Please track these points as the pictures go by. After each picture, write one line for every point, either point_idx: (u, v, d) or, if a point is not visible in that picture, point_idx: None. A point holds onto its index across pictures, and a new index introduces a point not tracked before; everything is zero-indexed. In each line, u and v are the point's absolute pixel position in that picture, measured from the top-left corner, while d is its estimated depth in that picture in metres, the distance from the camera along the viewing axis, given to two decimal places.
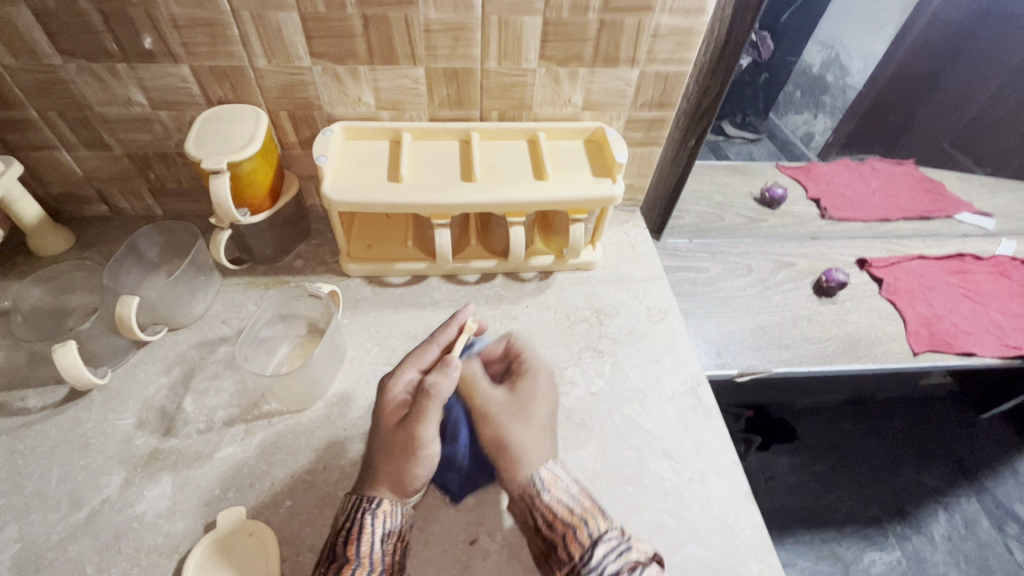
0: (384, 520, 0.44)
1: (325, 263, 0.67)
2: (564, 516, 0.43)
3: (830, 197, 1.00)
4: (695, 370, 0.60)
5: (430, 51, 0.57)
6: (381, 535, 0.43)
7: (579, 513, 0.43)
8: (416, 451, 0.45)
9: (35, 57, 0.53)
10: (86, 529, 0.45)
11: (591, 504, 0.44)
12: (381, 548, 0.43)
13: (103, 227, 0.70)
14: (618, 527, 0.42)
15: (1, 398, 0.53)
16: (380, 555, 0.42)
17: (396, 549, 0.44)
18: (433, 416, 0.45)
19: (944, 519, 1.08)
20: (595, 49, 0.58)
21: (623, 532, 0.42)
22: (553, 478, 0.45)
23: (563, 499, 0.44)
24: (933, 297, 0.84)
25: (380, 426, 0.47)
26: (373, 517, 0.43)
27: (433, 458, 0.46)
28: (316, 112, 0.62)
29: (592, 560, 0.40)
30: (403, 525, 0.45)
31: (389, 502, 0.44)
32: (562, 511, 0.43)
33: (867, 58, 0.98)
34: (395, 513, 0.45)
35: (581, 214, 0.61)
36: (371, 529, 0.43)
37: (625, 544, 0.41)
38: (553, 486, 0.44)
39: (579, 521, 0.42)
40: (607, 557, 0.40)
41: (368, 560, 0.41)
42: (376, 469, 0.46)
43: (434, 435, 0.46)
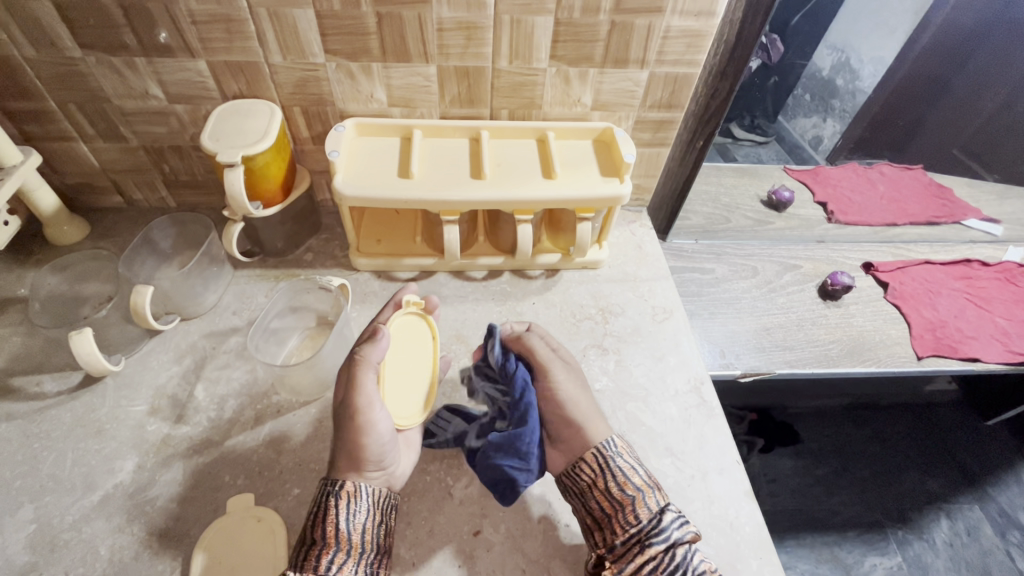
0: (348, 502, 0.44)
1: (334, 257, 0.68)
2: (638, 482, 0.47)
3: (837, 201, 1.00)
4: (699, 369, 0.61)
5: (442, 50, 0.58)
6: (348, 516, 0.43)
7: (649, 484, 0.47)
8: (358, 418, 0.45)
9: (56, 50, 0.55)
10: (99, 511, 0.47)
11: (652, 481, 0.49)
12: (348, 528, 0.43)
13: (118, 218, 0.71)
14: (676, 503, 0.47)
15: (18, 383, 0.54)
16: (349, 535, 0.43)
17: (369, 529, 0.44)
18: (364, 380, 0.46)
19: (947, 525, 1.08)
20: (606, 50, 0.59)
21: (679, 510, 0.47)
22: (624, 447, 0.50)
23: (634, 469, 0.48)
24: (939, 302, 0.84)
25: (336, 411, 0.48)
26: (337, 498, 0.44)
27: (382, 428, 0.45)
28: (329, 108, 0.63)
29: (663, 524, 0.44)
30: (375, 504, 0.45)
31: (351, 483, 0.45)
32: (637, 479, 0.47)
33: (878, 62, 0.99)
34: (359, 493, 0.45)
35: (589, 213, 0.62)
36: (337, 511, 0.43)
37: (685, 516, 0.46)
38: (626, 453, 0.49)
39: (650, 490, 0.47)
40: (673, 525, 0.45)
41: (335, 540, 0.42)
42: (339, 455, 0.46)
43: (371, 400, 0.45)
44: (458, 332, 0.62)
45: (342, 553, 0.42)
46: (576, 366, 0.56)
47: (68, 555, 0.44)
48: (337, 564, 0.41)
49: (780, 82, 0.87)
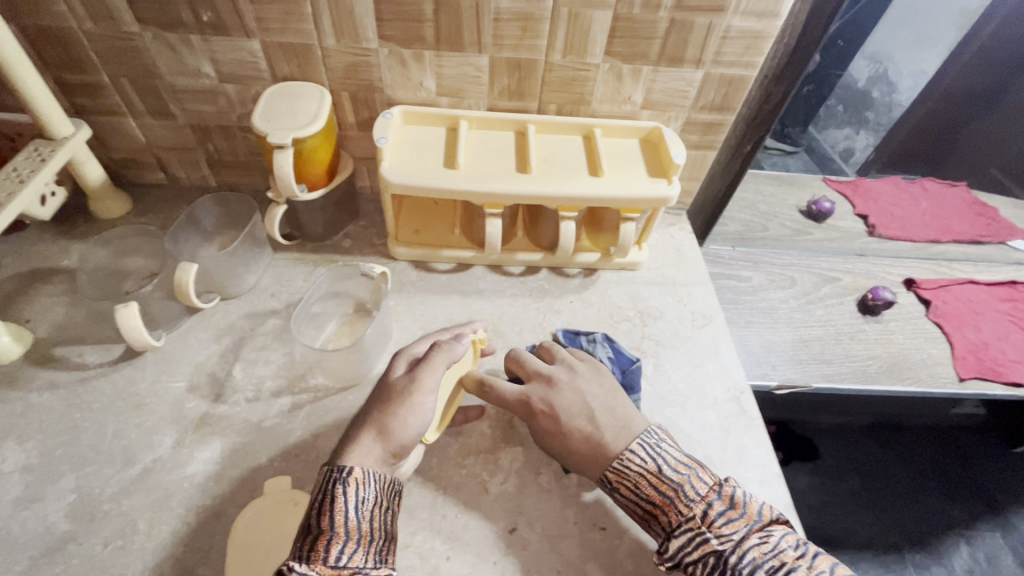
0: (356, 489, 0.41)
1: (373, 245, 0.68)
2: (645, 506, 0.44)
3: (878, 214, 0.98)
4: (738, 378, 0.60)
5: (496, 41, 0.57)
6: (357, 504, 0.41)
7: (658, 503, 0.43)
8: (414, 395, 0.45)
9: (115, 24, 0.55)
10: (138, 484, 0.47)
11: (670, 490, 0.43)
12: (356, 517, 0.40)
13: (160, 194, 0.72)
14: (696, 515, 0.42)
15: (62, 352, 0.55)
16: (357, 525, 0.40)
17: (377, 516, 0.42)
18: (438, 363, 0.47)
19: (967, 552, 1.06)
20: (661, 48, 0.58)
21: (703, 521, 0.41)
22: (622, 472, 0.45)
23: (639, 492, 0.44)
24: (982, 323, 0.81)
25: (382, 384, 0.47)
26: (344, 487, 0.41)
27: (424, 417, 0.45)
28: (378, 95, 0.62)
29: (670, 550, 0.42)
30: (382, 491, 0.43)
31: (362, 470, 0.42)
32: (646, 499, 0.44)
33: (918, 76, 0.94)
34: (369, 481, 0.42)
35: (633, 213, 0.61)
36: (344, 500, 0.41)
37: (703, 533, 0.41)
38: (623, 481, 0.45)
39: (660, 510, 0.43)
40: (684, 549, 0.41)
41: (343, 530, 0.39)
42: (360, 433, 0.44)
43: (433, 385, 0.46)
44: (495, 326, 0.62)
45: (352, 543, 0.39)
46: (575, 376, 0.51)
47: (108, 526, 0.44)
48: (347, 555, 0.39)
49: (813, 91, 0.82)
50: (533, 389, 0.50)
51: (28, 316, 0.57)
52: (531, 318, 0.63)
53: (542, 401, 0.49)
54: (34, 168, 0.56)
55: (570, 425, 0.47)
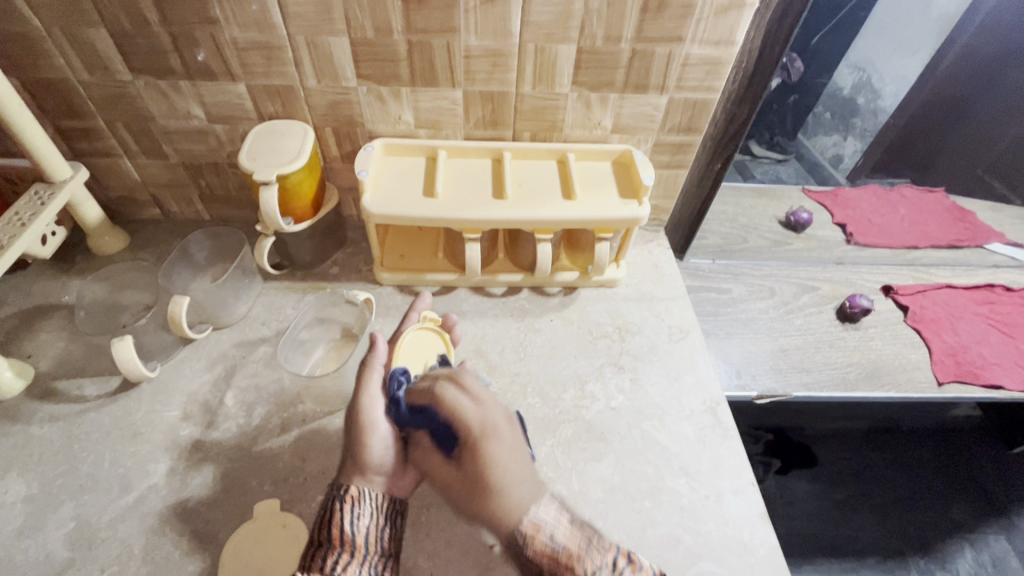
0: (353, 505, 0.46)
1: (359, 272, 0.70)
2: (555, 559, 0.41)
3: (857, 222, 1.00)
4: (715, 389, 0.62)
5: (468, 75, 0.60)
6: (355, 519, 0.46)
7: (571, 555, 0.41)
8: (365, 434, 0.48)
9: (108, 74, 0.58)
10: (133, 511, 0.49)
11: (582, 542, 0.42)
12: (354, 531, 0.45)
13: (155, 229, 0.75)
14: (610, 562, 0.41)
15: (61, 385, 0.57)
16: (354, 537, 0.45)
17: (372, 531, 0.46)
18: (370, 379, 0.50)
19: (970, 556, 1.06)
20: (626, 75, 0.61)
21: (617, 568, 0.41)
22: (539, 524, 0.42)
23: (551, 543, 0.41)
24: (961, 327, 0.83)
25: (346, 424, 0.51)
26: (342, 503, 0.46)
27: (382, 433, 0.48)
28: (359, 129, 0.65)
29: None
30: (378, 508, 0.48)
31: (355, 488, 0.47)
32: (552, 558, 0.41)
33: (901, 83, 1.00)
34: (363, 496, 0.47)
35: (607, 233, 0.63)
36: (342, 515, 0.45)
37: None
38: (538, 534, 0.42)
39: (572, 563, 0.40)
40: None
41: (340, 542, 0.44)
42: (350, 459, 0.48)
43: (375, 400, 0.49)
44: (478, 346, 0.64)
45: (348, 554, 0.44)
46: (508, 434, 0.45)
47: (104, 553, 0.46)
48: (341, 565, 0.43)
49: (801, 99, 0.89)
50: (474, 416, 0.45)
51: (30, 352, 0.60)
52: (512, 337, 0.65)
53: (486, 434, 0.44)
54: (34, 211, 0.59)
55: (501, 471, 0.43)
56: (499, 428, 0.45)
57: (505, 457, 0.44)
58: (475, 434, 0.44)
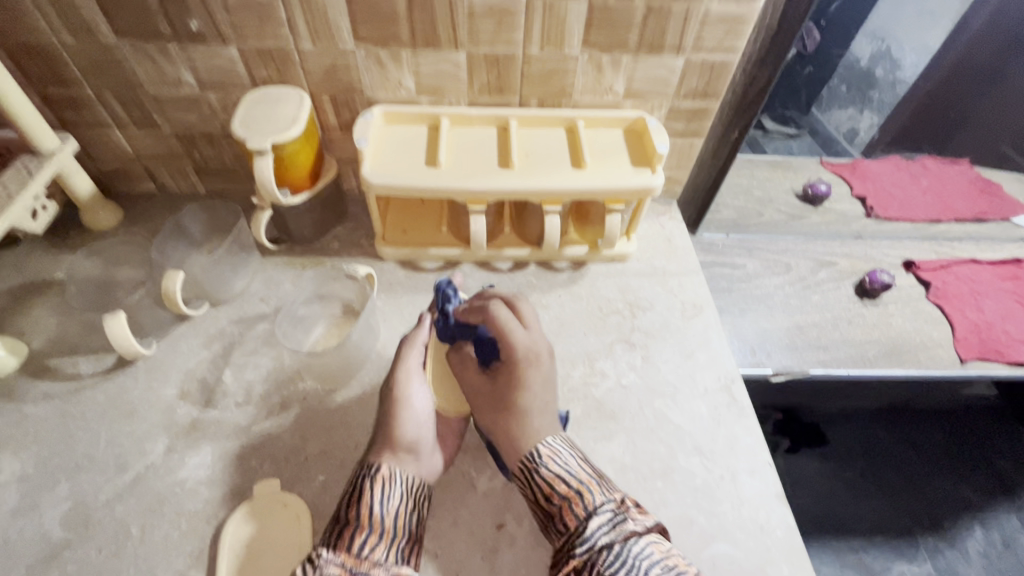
0: (382, 486, 0.45)
1: (360, 246, 0.68)
2: (563, 491, 0.44)
3: (876, 195, 0.96)
4: (730, 367, 0.59)
5: (472, 36, 0.57)
6: (383, 500, 0.44)
7: (574, 489, 0.44)
8: (396, 405, 0.48)
9: (93, 37, 0.55)
10: (131, 491, 0.48)
11: (589, 477, 0.46)
12: (382, 512, 0.44)
13: (150, 204, 0.72)
14: (615, 499, 0.44)
15: (55, 363, 0.56)
16: (382, 519, 0.43)
17: (401, 515, 0.45)
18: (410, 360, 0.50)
19: (981, 535, 1.05)
20: (640, 35, 0.57)
21: (620, 505, 0.44)
22: (552, 450, 0.47)
23: (561, 474, 0.45)
24: (985, 303, 0.80)
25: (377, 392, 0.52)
26: (371, 483, 0.45)
27: (416, 408, 0.49)
28: (358, 95, 0.62)
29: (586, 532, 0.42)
30: (408, 491, 0.46)
31: (387, 468, 0.46)
32: (557, 488, 0.45)
33: (920, 51, 0.93)
34: (393, 479, 0.45)
35: (618, 205, 0.60)
36: (372, 494, 0.44)
37: (621, 516, 0.43)
38: (551, 460, 0.46)
39: (573, 498, 0.44)
40: (600, 531, 0.42)
41: (368, 522, 0.43)
42: (380, 436, 0.48)
43: (410, 373, 0.50)
44: None
45: (375, 536, 0.42)
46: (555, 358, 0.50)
47: (101, 533, 0.45)
48: (368, 547, 0.42)
49: (815, 72, 0.83)
50: (523, 346, 0.48)
51: (23, 329, 0.59)
52: None
53: (529, 360, 0.48)
54: (21, 183, 0.57)
55: (531, 393, 0.48)
56: (540, 355, 0.49)
57: (542, 381, 0.49)
58: (518, 360, 0.48)
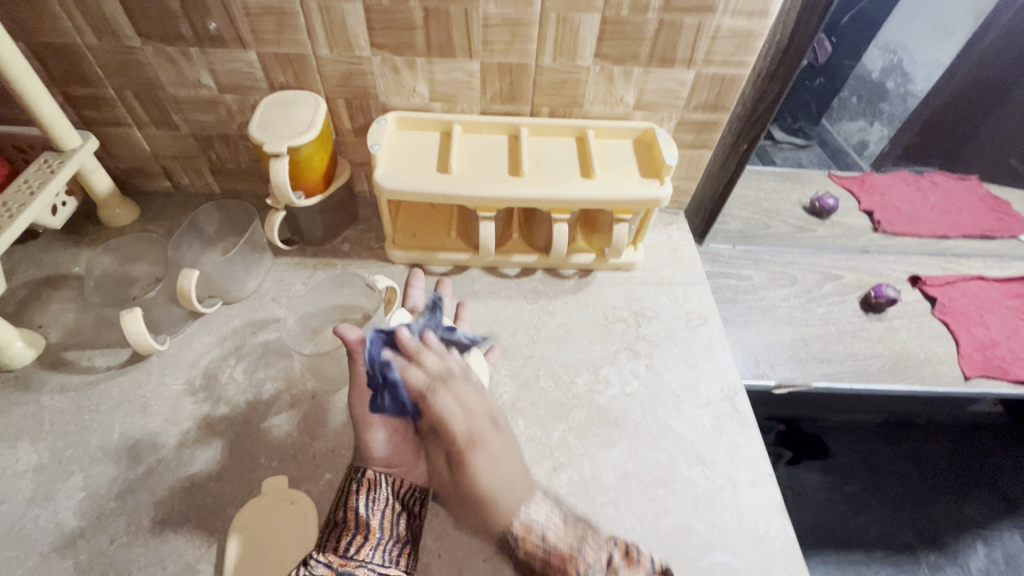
0: (368, 489, 0.46)
1: (370, 249, 0.69)
2: (549, 559, 0.42)
3: (884, 209, 0.96)
4: (733, 378, 0.60)
5: (486, 46, 0.58)
6: (367, 503, 0.46)
7: (562, 556, 0.42)
8: (365, 431, 0.48)
9: (117, 39, 0.57)
10: (143, 483, 0.49)
11: (574, 540, 0.43)
12: (369, 514, 0.45)
13: (165, 202, 0.74)
14: (604, 558, 0.42)
15: (71, 356, 0.57)
16: (369, 521, 0.45)
17: (387, 516, 0.46)
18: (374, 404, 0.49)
19: (983, 553, 1.04)
20: (652, 48, 0.58)
21: (613, 563, 0.42)
22: (529, 524, 0.43)
23: (545, 540, 0.43)
24: (991, 320, 0.80)
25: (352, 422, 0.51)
26: (358, 486, 0.46)
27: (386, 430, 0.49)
28: (373, 101, 0.63)
29: None
30: (394, 495, 0.47)
31: (373, 472, 0.47)
32: (552, 553, 0.42)
33: (932, 66, 0.92)
34: (378, 483, 0.47)
35: (626, 214, 0.61)
36: (358, 497, 0.46)
37: (612, 575, 0.41)
38: (529, 534, 0.43)
39: (565, 564, 0.41)
40: None
41: (355, 522, 0.44)
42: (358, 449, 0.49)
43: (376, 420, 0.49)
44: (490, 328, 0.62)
45: (362, 537, 0.44)
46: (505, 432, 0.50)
47: (113, 523, 0.47)
48: (355, 547, 0.43)
49: (825, 83, 0.86)
50: (465, 420, 0.48)
51: (41, 321, 0.60)
52: (525, 319, 0.63)
53: (472, 442, 0.47)
54: (43, 180, 0.58)
55: (494, 475, 0.46)
56: (480, 433, 0.48)
57: (493, 458, 0.47)
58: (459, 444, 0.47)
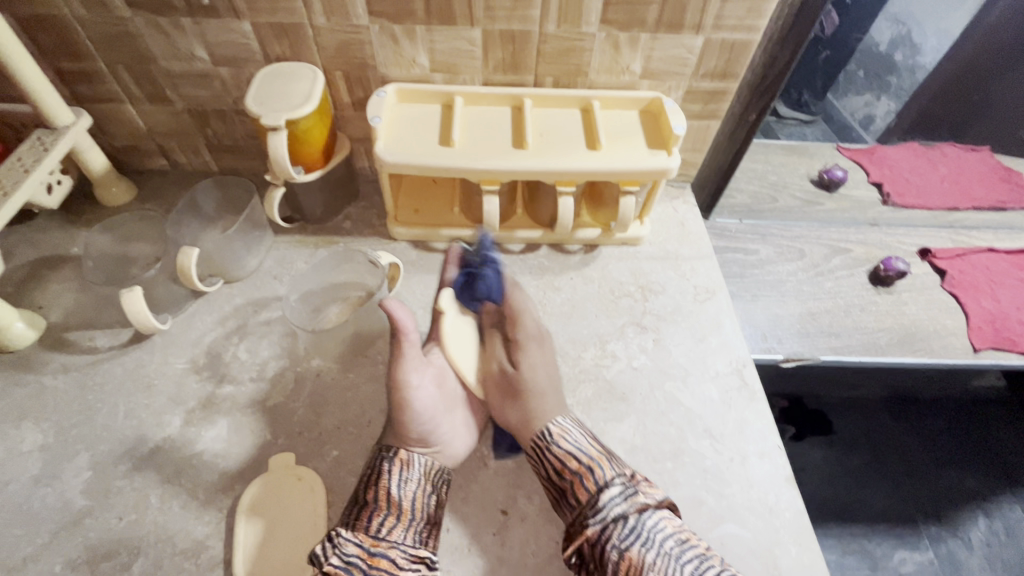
0: (400, 469, 0.46)
1: (372, 226, 0.68)
2: (569, 466, 0.47)
3: (893, 182, 0.94)
4: (741, 352, 0.59)
5: (488, 13, 0.56)
6: (399, 483, 0.46)
7: (584, 464, 0.47)
8: (404, 409, 0.47)
9: (106, 9, 0.55)
10: (149, 461, 0.48)
11: (599, 454, 0.48)
12: (400, 494, 0.45)
13: (163, 181, 0.72)
14: (625, 473, 0.46)
15: (73, 337, 0.56)
16: (400, 501, 0.45)
17: (419, 498, 0.46)
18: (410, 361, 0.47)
19: (984, 525, 1.05)
20: (659, 13, 0.56)
21: (630, 478, 0.46)
22: (565, 428, 0.49)
23: (573, 448, 0.48)
24: (1001, 292, 0.79)
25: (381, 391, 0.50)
26: (390, 465, 0.47)
27: (420, 400, 0.47)
28: (371, 73, 0.62)
29: (600, 502, 0.44)
30: (426, 475, 0.47)
31: (406, 453, 0.47)
32: (572, 463, 0.47)
33: (941, 36, 0.90)
34: (412, 462, 0.47)
35: (633, 187, 0.59)
36: (389, 477, 0.46)
37: (632, 488, 0.45)
38: (564, 434, 0.49)
39: (584, 471, 0.46)
40: (614, 500, 0.45)
41: (386, 503, 0.45)
42: (390, 426, 0.49)
43: (416, 378, 0.47)
44: None
45: (393, 518, 0.44)
46: (550, 346, 0.56)
47: (121, 502, 0.46)
48: (386, 528, 0.44)
49: (833, 56, 0.84)
50: (529, 367, 0.52)
51: (40, 302, 0.59)
52: (530, 295, 0.63)
53: (529, 372, 0.52)
54: (37, 158, 0.57)
55: (538, 372, 0.52)
56: (541, 340, 0.55)
57: (547, 372, 0.53)
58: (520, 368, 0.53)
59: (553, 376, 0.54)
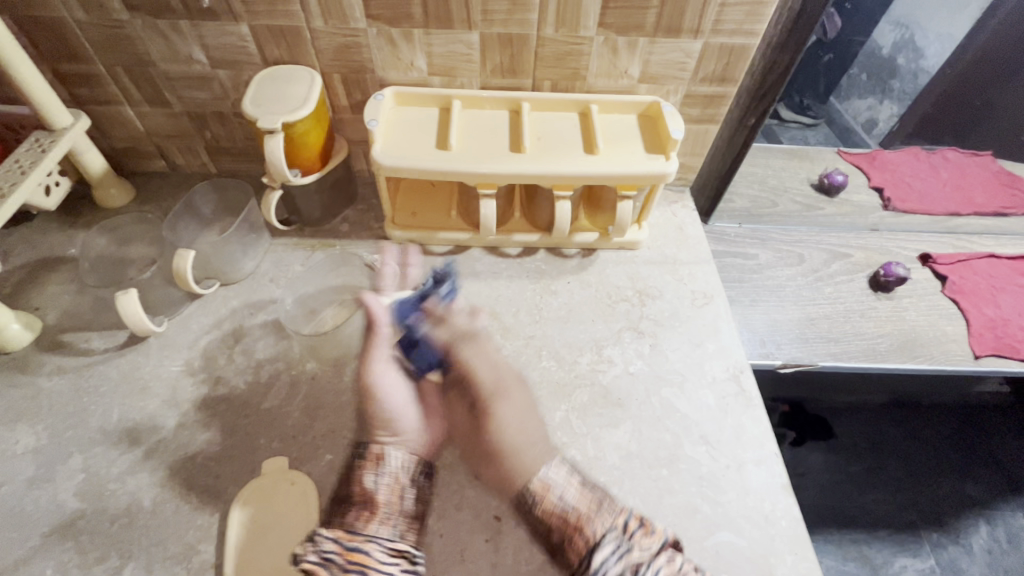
0: (375, 463, 0.46)
1: (370, 229, 0.68)
2: (564, 519, 0.43)
3: (894, 186, 0.94)
4: (739, 357, 0.59)
5: (486, 16, 0.56)
6: (375, 475, 0.46)
7: (578, 518, 0.43)
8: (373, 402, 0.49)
9: (104, 12, 0.55)
10: (142, 464, 0.48)
11: (590, 505, 0.44)
12: (376, 488, 0.45)
13: (161, 182, 0.73)
14: (619, 525, 0.42)
15: (69, 338, 0.56)
16: (377, 495, 0.45)
17: (396, 491, 0.46)
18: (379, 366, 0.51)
19: (986, 532, 1.04)
20: (658, 17, 0.56)
21: (625, 531, 0.42)
22: (548, 483, 0.45)
23: (561, 503, 0.44)
24: (1002, 298, 0.78)
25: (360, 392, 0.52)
26: (364, 460, 0.46)
27: (390, 393, 0.50)
28: (369, 76, 0.61)
29: (594, 563, 0.40)
30: (403, 468, 0.47)
31: (380, 447, 0.47)
32: (558, 512, 0.44)
33: (945, 41, 0.89)
34: (386, 456, 0.47)
35: (630, 191, 0.59)
36: (365, 472, 0.46)
37: (625, 543, 0.41)
38: (547, 493, 0.45)
39: (578, 527, 0.42)
40: (607, 562, 0.40)
41: (363, 498, 0.45)
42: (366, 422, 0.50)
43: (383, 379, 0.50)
44: (492, 309, 0.62)
45: (370, 512, 0.44)
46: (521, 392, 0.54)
47: (114, 504, 0.46)
48: (364, 522, 0.43)
49: (835, 59, 0.82)
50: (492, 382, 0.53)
51: (37, 304, 0.59)
52: (527, 299, 0.62)
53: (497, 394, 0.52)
54: (34, 159, 0.57)
55: (508, 426, 0.50)
56: (507, 388, 0.53)
57: (516, 410, 0.52)
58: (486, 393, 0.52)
59: (525, 423, 0.51)
